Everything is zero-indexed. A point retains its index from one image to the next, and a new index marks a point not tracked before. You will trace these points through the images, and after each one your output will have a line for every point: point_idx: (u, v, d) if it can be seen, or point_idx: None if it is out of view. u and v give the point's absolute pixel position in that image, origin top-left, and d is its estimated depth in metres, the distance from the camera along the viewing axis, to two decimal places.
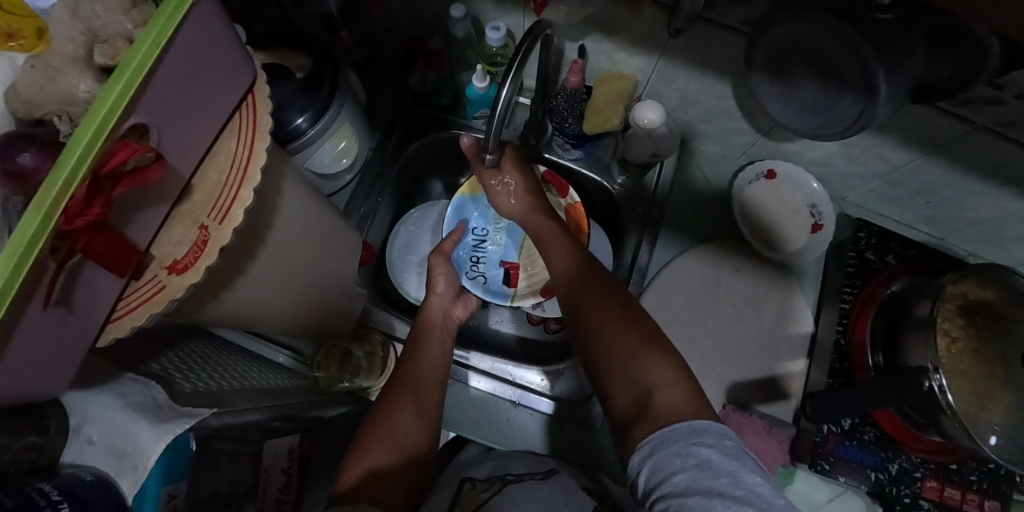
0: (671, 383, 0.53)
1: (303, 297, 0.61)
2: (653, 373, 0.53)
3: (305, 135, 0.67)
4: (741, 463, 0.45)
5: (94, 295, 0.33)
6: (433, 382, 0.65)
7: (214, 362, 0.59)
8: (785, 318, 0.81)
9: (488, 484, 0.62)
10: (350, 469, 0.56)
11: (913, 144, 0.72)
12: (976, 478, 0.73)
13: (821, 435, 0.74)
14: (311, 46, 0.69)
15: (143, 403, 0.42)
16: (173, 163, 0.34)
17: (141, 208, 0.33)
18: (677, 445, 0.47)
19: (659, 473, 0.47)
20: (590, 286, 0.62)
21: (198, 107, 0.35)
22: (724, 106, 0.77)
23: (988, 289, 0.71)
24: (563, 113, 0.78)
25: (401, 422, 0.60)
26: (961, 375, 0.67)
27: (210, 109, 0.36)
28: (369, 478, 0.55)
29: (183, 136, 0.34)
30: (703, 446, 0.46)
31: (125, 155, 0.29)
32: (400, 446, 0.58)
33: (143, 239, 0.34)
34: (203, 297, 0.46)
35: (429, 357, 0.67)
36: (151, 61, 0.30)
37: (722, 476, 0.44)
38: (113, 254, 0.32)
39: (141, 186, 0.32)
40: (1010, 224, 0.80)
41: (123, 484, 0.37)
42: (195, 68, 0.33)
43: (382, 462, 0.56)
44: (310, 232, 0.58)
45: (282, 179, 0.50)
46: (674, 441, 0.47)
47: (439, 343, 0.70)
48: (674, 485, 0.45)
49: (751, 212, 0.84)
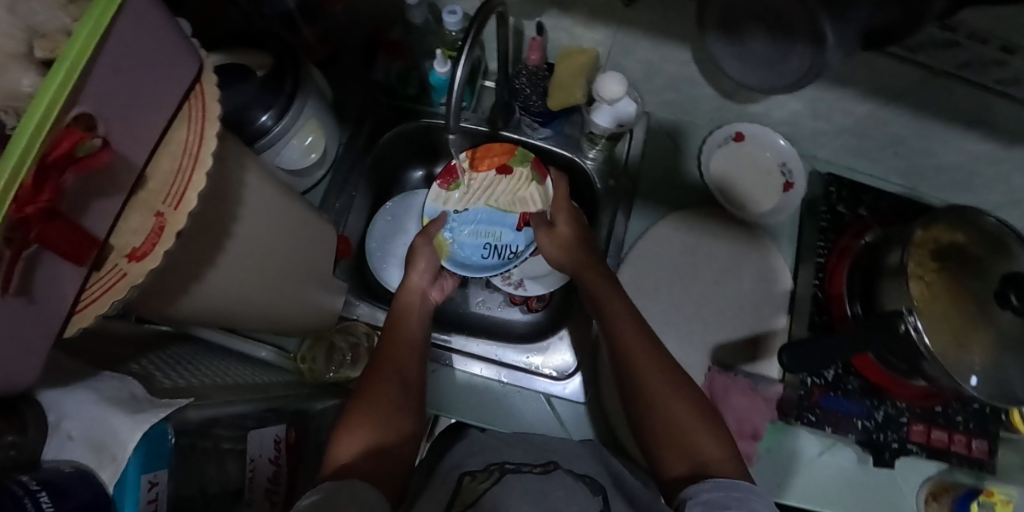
0: (723, 458, 0.55)
1: (280, 291, 0.62)
2: (708, 448, 0.56)
3: (271, 132, 0.68)
4: None
5: (57, 285, 0.33)
6: (413, 362, 0.66)
7: (198, 363, 0.60)
8: (765, 279, 0.82)
9: (487, 474, 0.61)
10: (341, 448, 0.55)
11: (874, 94, 0.73)
12: (962, 419, 0.75)
13: (805, 388, 0.74)
14: (271, 45, 0.69)
15: (120, 398, 0.42)
16: (123, 152, 0.35)
17: (96, 198, 0.34)
18: (741, 492, 0.50)
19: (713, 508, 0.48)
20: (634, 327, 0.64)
21: (147, 97, 0.36)
22: (687, 72, 0.77)
23: (957, 233, 0.72)
24: (527, 93, 0.79)
25: (387, 402, 0.59)
26: (936, 317, 0.67)
27: (159, 99, 0.37)
28: (361, 453, 0.54)
29: (131, 124, 0.35)
30: (758, 499, 0.49)
31: (70, 142, 0.30)
32: (388, 423, 0.58)
33: (101, 229, 0.35)
34: (170, 293, 0.46)
35: (410, 337, 0.68)
36: (90, 50, 0.30)
37: None
38: (69, 242, 0.32)
39: (89, 173, 0.33)
40: (979, 167, 0.81)
41: (104, 474, 0.38)
42: (135, 58, 0.34)
43: (371, 440, 0.56)
44: (273, 222, 0.57)
45: (242, 171, 0.51)
46: (737, 489, 0.50)
47: (411, 322, 0.70)
48: None
49: (722, 177, 0.84)
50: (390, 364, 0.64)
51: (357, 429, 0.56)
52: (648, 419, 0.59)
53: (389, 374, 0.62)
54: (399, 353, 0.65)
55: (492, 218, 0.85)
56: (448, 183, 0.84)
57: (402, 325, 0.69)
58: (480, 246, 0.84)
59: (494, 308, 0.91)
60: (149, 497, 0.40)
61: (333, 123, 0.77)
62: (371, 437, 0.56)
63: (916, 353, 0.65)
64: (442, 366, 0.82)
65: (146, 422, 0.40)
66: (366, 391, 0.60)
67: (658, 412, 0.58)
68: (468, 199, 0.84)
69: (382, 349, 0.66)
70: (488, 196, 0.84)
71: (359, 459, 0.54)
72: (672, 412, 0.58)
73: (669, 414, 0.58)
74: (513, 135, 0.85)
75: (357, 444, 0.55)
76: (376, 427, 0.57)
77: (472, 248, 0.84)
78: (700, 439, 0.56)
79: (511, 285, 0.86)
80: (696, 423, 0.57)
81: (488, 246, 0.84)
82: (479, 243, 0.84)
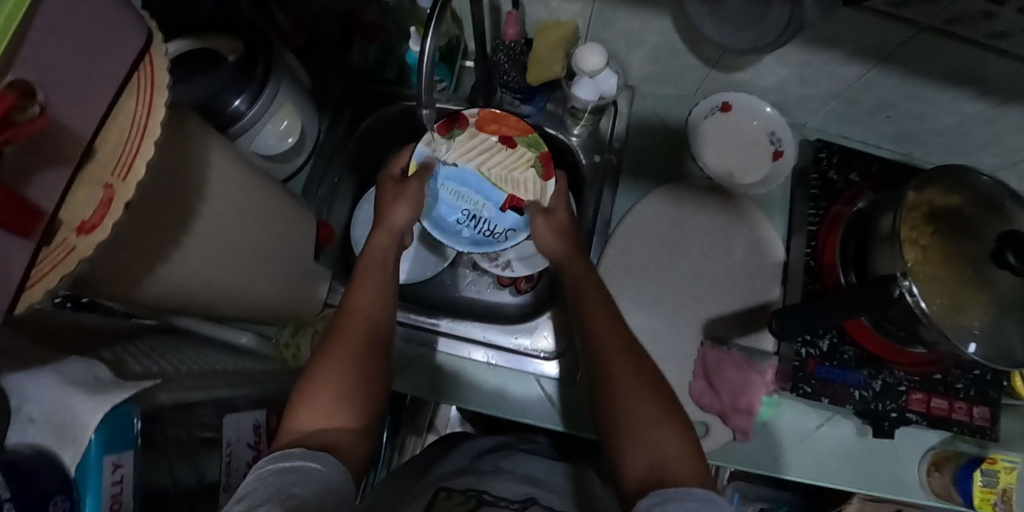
0: (686, 458, 0.52)
1: (256, 270, 0.61)
2: (670, 444, 0.52)
3: (245, 117, 0.65)
4: None
5: (5, 259, 0.32)
6: (380, 318, 0.64)
7: (177, 351, 0.59)
8: (757, 250, 0.80)
9: (465, 499, 0.62)
10: (308, 410, 0.54)
11: (862, 55, 0.71)
12: (963, 386, 0.73)
13: (800, 358, 0.72)
14: (239, 28, 0.68)
15: (85, 381, 0.41)
16: (68, 121, 0.34)
17: (41, 168, 0.33)
18: (693, 503, 0.45)
19: None
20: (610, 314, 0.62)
21: (90, 64, 0.34)
22: (669, 42, 0.75)
23: (953, 195, 0.70)
24: (505, 68, 0.77)
25: (355, 361, 0.58)
26: (931, 280, 0.65)
27: (105, 69, 0.36)
28: (328, 419, 0.53)
29: (77, 90, 0.34)
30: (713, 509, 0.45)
31: (4, 107, 0.29)
32: (359, 383, 0.57)
33: (49, 202, 0.34)
34: (133, 273, 0.45)
35: (378, 289, 0.66)
36: (20, 16, 0.30)
37: None
38: (11, 212, 0.31)
39: (27, 140, 0.32)
40: (974, 129, 0.79)
41: (66, 457, 0.37)
42: (72, 22, 0.33)
43: (340, 400, 0.55)
44: (243, 200, 0.56)
45: (205, 149, 0.50)
46: (688, 497, 0.46)
47: (382, 267, 0.68)
48: None
49: (710, 148, 0.82)
50: (358, 320, 0.62)
51: (325, 390, 0.55)
52: (613, 409, 0.56)
53: (357, 330, 0.61)
54: (366, 306, 0.63)
55: (479, 185, 0.79)
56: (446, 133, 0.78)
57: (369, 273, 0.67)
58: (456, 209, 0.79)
59: (484, 292, 0.90)
60: (113, 482, 0.38)
61: (309, 108, 0.76)
62: (340, 399, 0.55)
63: (913, 316, 0.63)
64: (429, 349, 0.80)
65: (107, 403, 0.39)
66: (330, 349, 0.58)
67: (625, 399, 0.56)
68: (459, 157, 0.79)
69: (349, 303, 0.64)
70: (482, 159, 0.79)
71: (327, 424, 0.53)
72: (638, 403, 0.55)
73: (634, 403, 0.55)
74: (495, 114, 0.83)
75: (325, 407, 0.54)
76: (343, 388, 0.55)
77: (449, 207, 0.80)
78: (665, 436, 0.53)
79: (498, 267, 0.84)
80: (660, 415, 0.54)
81: (465, 211, 0.79)
82: (459, 204, 0.79)
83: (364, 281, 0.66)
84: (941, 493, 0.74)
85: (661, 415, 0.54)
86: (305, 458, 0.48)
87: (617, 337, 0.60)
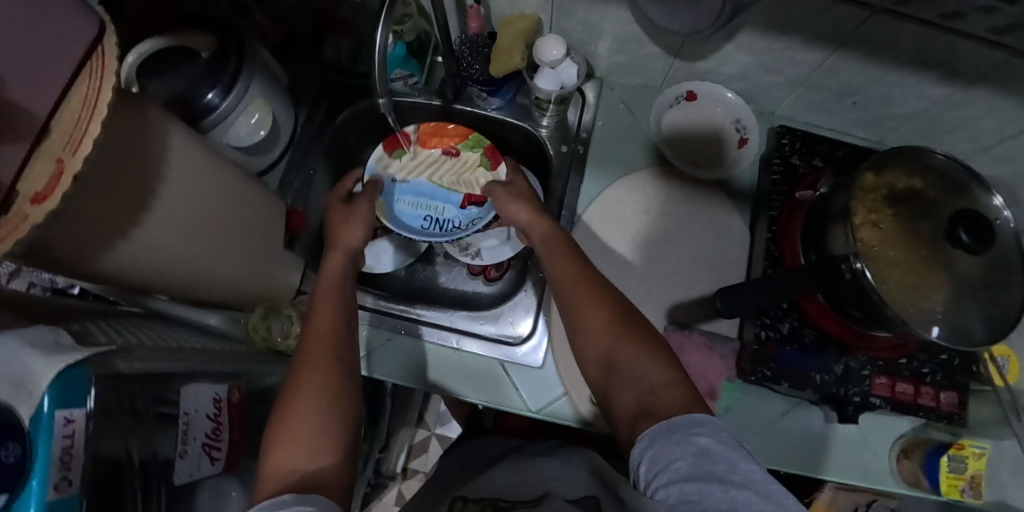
0: (668, 384, 0.54)
1: (239, 247, 0.68)
2: (654, 373, 0.55)
3: (218, 110, 0.69)
4: (739, 450, 0.46)
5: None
6: (346, 341, 0.63)
7: (149, 327, 0.62)
8: (721, 235, 0.82)
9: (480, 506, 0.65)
10: (290, 454, 0.53)
11: (821, 41, 0.71)
12: (929, 370, 0.72)
13: (758, 341, 0.73)
14: (215, 26, 0.72)
15: (43, 343, 0.45)
16: (22, 104, 0.36)
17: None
18: (677, 435, 0.48)
19: (659, 462, 0.48)
20: (580, 279, 0.64)
21: (42, 48, 0.37)
22: (629, 31, 0.77)
23: (915, 178, 0.69)
24: (469, 60, 0.80)
25: (325, 392, 0.57)
26: (889, 263, 0.64)
27: (55, 54, 0.38)
28: (309, 456, 0.53)
29: (28, 77, 0.37)
30: (701, 435, 0.47)
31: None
32: (332, 414, 0.56)
33: (5, 174, 0.36)
34: (93, 247, 0.48)
35: (334, 306, 0.66)
36: None
37: (721, 462, 0.46)
38: None
39: None
40: (942, 114, 0.78)
41: (22, 409, 0.41)
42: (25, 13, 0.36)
43: (318, 437, 0.54)
44: (209, 183, 0.60)
45: (164, 134, 0.54)
46: (674, 431, 0.48)
47: (337, 290, 0.68)
48: (672, 473, 0.46)
49: (673, 136, 0.85)
50: (321, 347, 0.61)
51: (301, 430, 0.54)
52: (601, 355, 0.59)
53: (323, 362, 0.59)
54: (325, 332, 0.62)
55: (435, 193, 0.85)
56: (393, 149, 0.85)
57: (331, 291, 0.67)
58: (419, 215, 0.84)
59: (455, 280, 0.93)
60: (67, 432, 0.42)
61: (282, 103, 0.80)
62: (316, 438, 0.54)
63: (869, 302, 0.62)
64: (397, 334, 0.81)
65: (61, 361, 0.43)
66: (299, 385, 0.57)
67: (610, 348, 0.59)
68: (411, 169, 0.85)
69: (308, 332, 0.62)
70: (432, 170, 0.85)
71: (311, 464, 0.53)
72: (617, 350, 0.58)
73: (617, 353, 0.58)
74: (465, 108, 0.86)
75: (306, 446, 0.54)
76: (322, 426, 0.55)
77: (411, 215, 0.84)
78: (642, 366, 0.56)
79: (468, 254, 0.87)
80: (643, 349, 0.57)
81: (427, 217, 0.84)
82: (419, 212, 0.84)
83: (319, 310, 0.65)
84: (911, 481, 0.74)
85: (641, 347, 0.57)
86: (298, 502, 0.47)
87: (583, 291, 0.63)
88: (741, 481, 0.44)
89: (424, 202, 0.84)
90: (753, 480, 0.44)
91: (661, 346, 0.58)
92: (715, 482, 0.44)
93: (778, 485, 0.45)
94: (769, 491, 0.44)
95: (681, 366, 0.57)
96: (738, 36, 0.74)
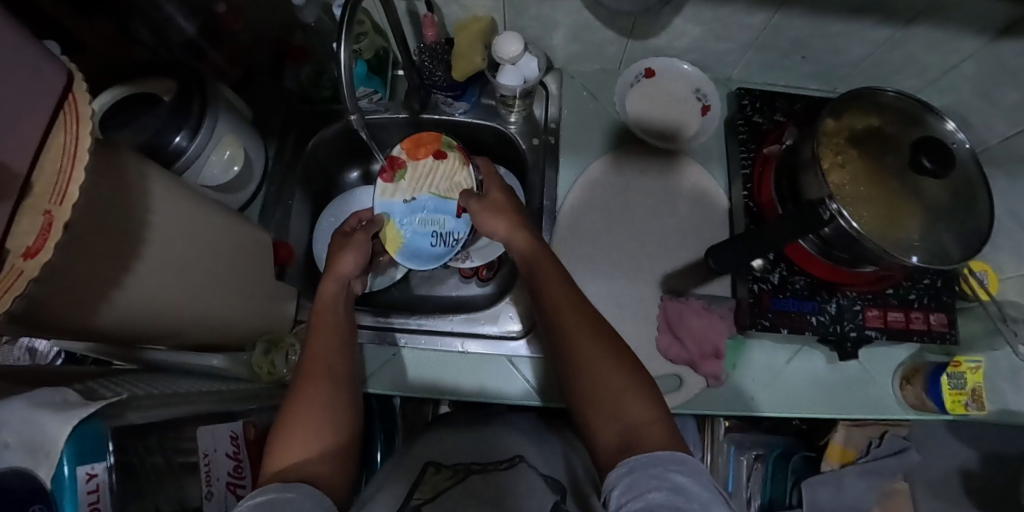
0: (650, 422, 0.53)
1: (196, 321, 0.62)
2: (635, 410, 0.54)
3: (186, 153, 0.69)
4: (711, 495, 0.46)
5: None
6: (341, 357, 0.63)
7: (154, 380, 0.61)
8: (701, 201, 0.84)
9: (454, 471, 0.61)
10: (282, 454, 0.53)
11: (764, 3, 0.74)
12: (916, 296, 0.75)
13: (753, 295, 0.75)
14: (173, 70, 0.72)
15: (51, 402, 0.44)
16: (7, 160, 0.36)
17: None
18: (656, 469, 0.47)
19: (633, 492, 0.47)
20: (563, 299, 0.61)
21: (20, 103, 0.37)
22: (581, 19, 0.79)
23: (871, 117, 0.72)
24: (430, 68, 0.80)
25: (323, 398, 0.57)
26: (862, 200, 0.67)
27: (34, 109, 0.38)
28: (306, 453, 0.53)
29: (14, 133, 0.36)
30: (679, 473, 0.47)
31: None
32: (329, 416, 0.56)
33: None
34: (85, 299, 0.48)
35: (330, 326, 0.67)
36: None
37: (693, 502, 0.45)
38: None
39: None
40: (886, 54, 0.82)
41: (41, 471, 0.40)
42: (3, 70, 0.35)
43: (314, 432, 0.54)
44: (190, 232, 0.59)
45: (143, 178, 0.53)
46: (654, 464, 0.48)
47: (334, 311, 0.69)
48: (644, 503, 0.45)
49: (642, 117, 0.86)
50: (318, 367, 0.60)
51: (297, 430, 0.54)
52: (581, 384, 0.57)
53: (319, 373, 0.60)
54: (325, 354, 0.62)
55: (434, 205, 0.82)
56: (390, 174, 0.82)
57: (323, 316, 0.67)
58: (427, 233, 0.82)
59: (448, 286, 0.93)
60: (92, 488, 0.41)
61: (252, 137, 0.80)
62: (311, 437, 0.54)
63: (854, 241, 0.65)
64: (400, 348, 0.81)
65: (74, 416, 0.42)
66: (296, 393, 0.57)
67: (593, 379, 0.56)
68: (414, 186, 0.82)
69: (307, 352, 0.63)
70: (429, 183, 0.82)
71: (302, 460, 0.52)
72: (596, 377, 0.56)
73: (599, 384, 0.56)
74: (433, 116, 0.88)
75: (299, 446, 0.53)
76: (318, 426, 0.55)
77: (417, 233, 0.82)
78: (630, 403, 0.54)
79: (459, 259, 0.89)
80: (626, 385, 0.55)
81: (433, 234, 0.82)
82: (425, 230, 0.82)
83: (320, 334, 0.65)
84: (916, 404, 0.77)
85: (625, 384, 0.55)
86: (282, 489, 0.47)
87: (575, 320, 0.59)
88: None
89: (423, 216, 0.82)
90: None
91: (644, 383, 0.56)
92: None
93: None
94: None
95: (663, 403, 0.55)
96: (685, 9, 0.77)
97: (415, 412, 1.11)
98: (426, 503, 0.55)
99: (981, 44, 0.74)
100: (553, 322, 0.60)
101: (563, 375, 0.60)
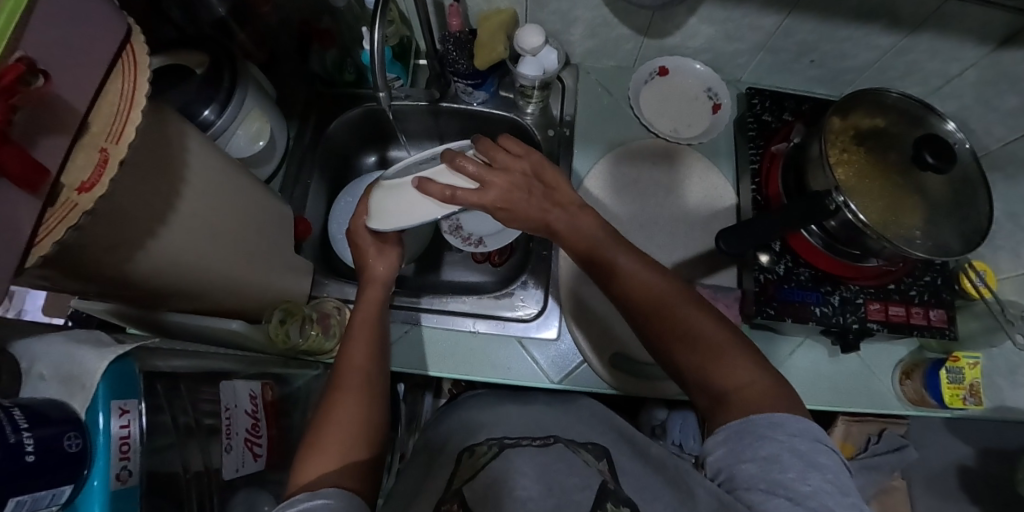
0: (748, 383, 0.55)
1: (222, 280, 0.64)
2: (730, 376, 0.56)
3: (215, 126, 0.70)
4: (810, 460, 0.49)
5: (13, 212, 0.36)
6: (376, 361, 0.65)
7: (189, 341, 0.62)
8: (711, 195, 0.87)
9: (488, 448, 0.62)
10: (314, 462, 0.55)
11: (776, 5, 0.77)
12: (917, 292, 0.77)
13: (759, 285, 0.77)
14: (205, 45, 0.74)
15: (88, 339, 0.46)
16: (67, 97, 0.38)
17: (42, 135, 0.37)
18: (752, 438, 0.51)
19: (729, 459, 0.52)
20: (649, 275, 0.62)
21: (80, 47, 0.39)
22: (600, 15, 0.82)
23: (877, 117, 0.75)
24: (455, 57, 0.82)
25: (359, 405, 0.60)
26: (867, 194, 0.69)
27: (91, 53, 0.40)
28: (337, 464, 0.55)
29: (79, 74, 0.39)
30: (774, 441, 0.50)
31: (16, 76, 0.33)
32: (358, 425, 0.59)
33: (53, 163, 0.38)
34: (126, 246, 0.50)
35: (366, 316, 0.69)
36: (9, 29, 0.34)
37: (789, 470, 0.48)
38: (22, 169, 0.35)
39: (33, 107, 0.36)
40: (891, 61, 0.86)
41: (76, 403, 0.41)
42: (66, 15, 0.38)
43: (342, 443, 0.57)
44: (220, 197, 0.61)
45: (184, 137, 0.55)
46: (750, 432, 0.52)
47: (376, 307, 0.70)
48: (737, 471, 0.51)
49: (654, 111, 0.90)
50: (354, 374, 0.63)
51: (330, 443, 0.56)
52: (675, 356, 0.59)
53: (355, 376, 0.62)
54: (361, 362, 0.64)
55: None
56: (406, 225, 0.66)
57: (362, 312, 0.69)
58: None
59: (458, 270, 0.96)
60: (124, 423, 0.42)
61: (276, 114, 0.82)
62: (339, 450, 0.56)
63: (858, 232, 0.67)
64: (413, 325, 0.82)
65: (111, 352, 0.43)
66: (327, 407, 0.60)
67: (685, 352, 0.58)
68: None
69: (343, 345, 0.66)
70: None
71: (323, 475, 0.54)
72: (688, 353, 0.58)
73: (692, 358, 0.58)
74: (453, 104, 0.90)
75: (338, 453, 0.56)
76: (346, 437, 0.57)
77: None
78: (725, 368, 0.56)
79: (471, 244, 0.90)
80: (717, 356, 0.57)
81: None
82: None
83: (355, 339, 0.66)
84: (915, 400, 0.79)
85: (717, 353, 0.57)
86: (311, 498, 0.50)
87: (661, 296, 0.60)
88: (808, 492, 0.47)
89: None
90: (821, 491, 0.47)
91: (740, 343, 0.58)
92: (779, 488, 0.48)
93: (843, 499, 0.47)
94: (832, 505, 0.47)
95: (761, 358, 0.57)
96: (701, 9, 0.80)
97: (418, 396, 1.13)
98: (465, 483, 0.57)
99: (982, 53, 0.78)
100: (628, 305, 0.62)
101: (653, 351, 0.62)
